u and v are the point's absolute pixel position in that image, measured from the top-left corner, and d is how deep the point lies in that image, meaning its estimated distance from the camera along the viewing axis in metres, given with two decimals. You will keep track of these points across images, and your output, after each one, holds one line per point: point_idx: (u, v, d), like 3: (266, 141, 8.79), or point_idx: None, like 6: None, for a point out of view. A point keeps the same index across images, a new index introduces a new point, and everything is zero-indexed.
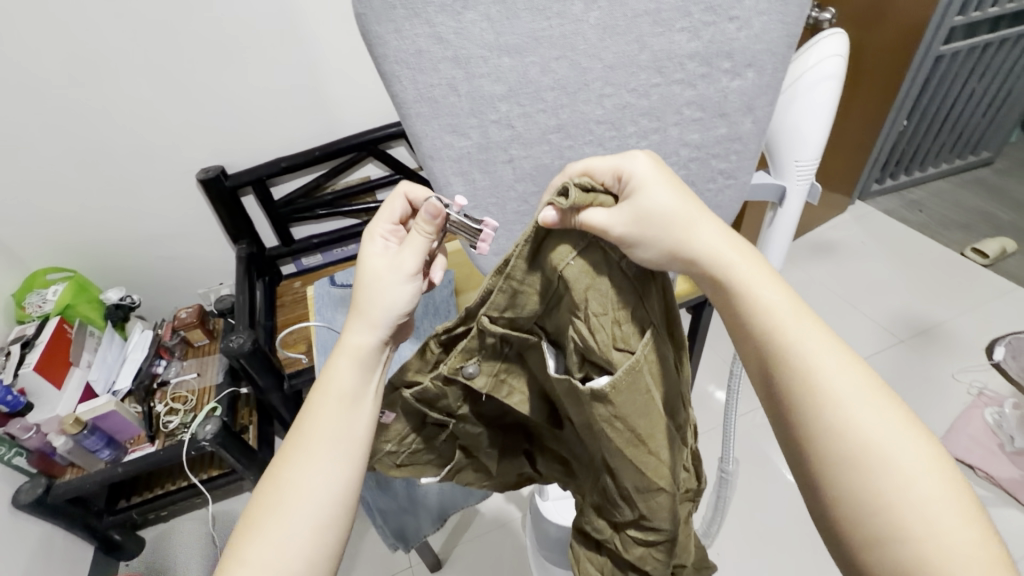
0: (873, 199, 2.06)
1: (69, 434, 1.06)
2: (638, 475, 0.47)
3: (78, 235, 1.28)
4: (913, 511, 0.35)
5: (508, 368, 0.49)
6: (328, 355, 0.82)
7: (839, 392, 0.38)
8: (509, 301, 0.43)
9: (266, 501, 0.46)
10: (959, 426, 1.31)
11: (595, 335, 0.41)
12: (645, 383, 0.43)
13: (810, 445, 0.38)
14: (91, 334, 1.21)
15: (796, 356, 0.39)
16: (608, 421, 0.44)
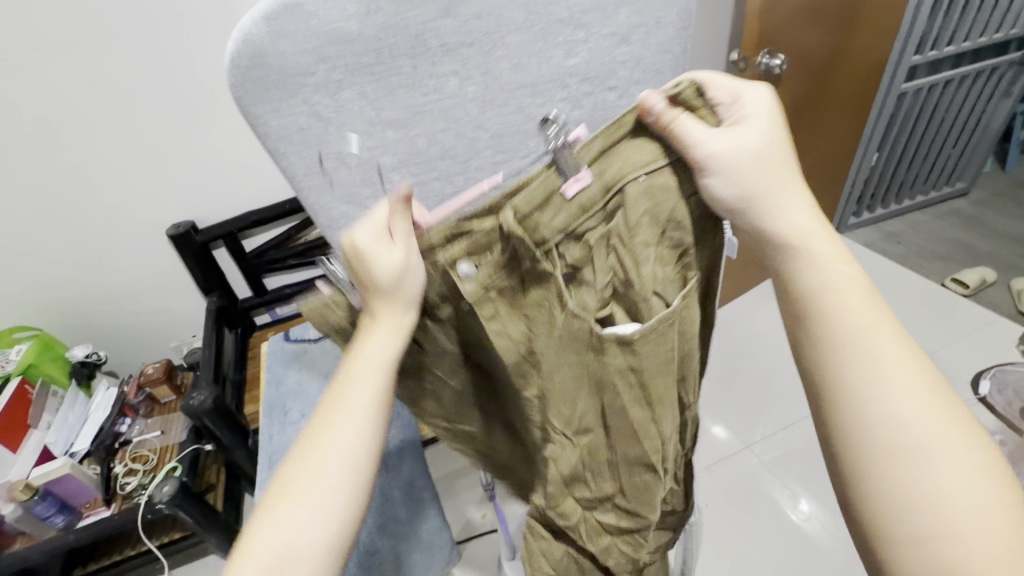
0: (850, 232, 2.07)
1: (18, 501, 1.03)
2: (562, 431, 0.52)
3: (48, 292, 1.29)
4: (950, 515, 0.36)
5: (513, 290, 0.45)
6: (271, 415, 0.79)
7: (900, 384, 0.38)
8: (540, 243, 0.42)
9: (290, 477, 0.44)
10: None
11: (559, 292, 0.44)
12: (599, 351, 0.46)
13: (857, 431, 0.39)
14: (54, 393, 1.20)
15: (858, 341, 0.40)
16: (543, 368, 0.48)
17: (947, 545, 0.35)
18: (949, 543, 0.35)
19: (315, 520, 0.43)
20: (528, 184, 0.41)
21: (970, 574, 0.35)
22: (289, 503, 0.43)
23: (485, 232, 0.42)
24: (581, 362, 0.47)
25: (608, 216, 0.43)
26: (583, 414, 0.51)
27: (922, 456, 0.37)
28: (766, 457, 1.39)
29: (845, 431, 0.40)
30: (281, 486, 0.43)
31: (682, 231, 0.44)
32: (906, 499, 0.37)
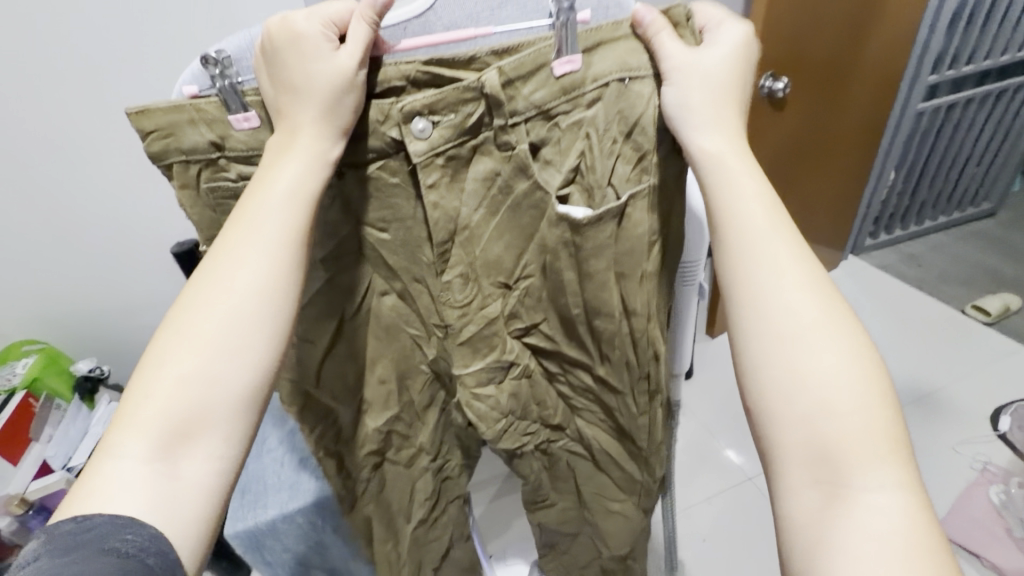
0: (867, 253, 1.98)
1: (15, 514, 1.07)
2: (487, 386, 0.54)
3: (56, 306, 1.32)
4: (832, 393, 0.40)
5: (461, 166, 0.46)
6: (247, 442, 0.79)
7: (791, 278, 0.43)
8: (511, 113, 0.43)
9: (196, 314, 0.42)
10: (961, 508, 1.22)
11: (500, 206, 0.48)
12: (524, 262, 0.51)
13: (764, 319, 0.43)
14: (57, 406, 1.22)
15: (760, 242, 0.44)
16: (481, 311, 0.51)
17: (801, 398, 0.40)
18: (800, 398, 0.40)
19: (223, 358, 0.41)
20: (516, 53, 0.42)
21: (848, 442, 0.39)
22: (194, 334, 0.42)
23: (466, 103, 0.42)
24: (540, 246, 0.50)
25: (594, 103, 0.45)
26: (535, 307, 0.54)
27: (808, 337, 0.41)
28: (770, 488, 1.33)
29: (750, 321, 0.43)
30: (179, 339, 0.42)
31: (646, 137, 0.46)
32: (793, 373, 0.41)
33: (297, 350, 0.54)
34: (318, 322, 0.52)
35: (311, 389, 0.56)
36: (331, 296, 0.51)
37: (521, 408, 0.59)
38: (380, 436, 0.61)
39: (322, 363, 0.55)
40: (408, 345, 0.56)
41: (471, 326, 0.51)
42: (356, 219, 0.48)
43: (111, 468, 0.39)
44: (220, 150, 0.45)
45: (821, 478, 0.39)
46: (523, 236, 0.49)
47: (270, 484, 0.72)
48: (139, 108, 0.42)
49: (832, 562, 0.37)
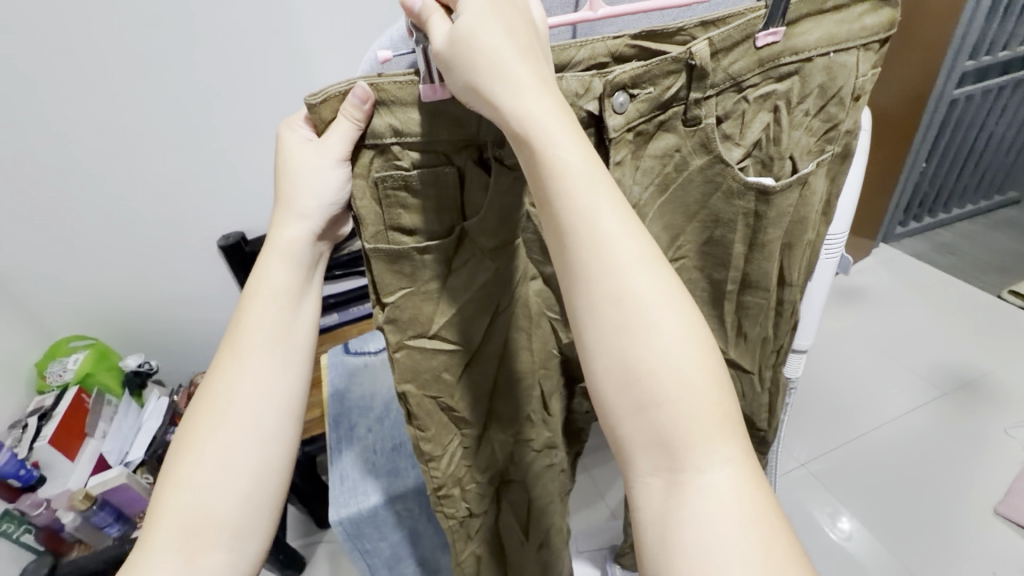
0: (898, 242, 1.98)
1: (78, 510, 1.04)
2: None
3: (104, 302, 1.30)
4: (706, 481, 0.34)
5: (645, 140, 0.44)
6: (337, 429, 0.77)
7: (659, 323, 0.36)
8: (711, 86, 0.42)
9: (205, 416, 0.46)
10: (1020, 489, 1.22)
11: (668, 186, 0.48)
12: (678, 244, 0.52)
13: (636, 386, 0.35)
14: (108, 402, 1.21)
15: (625, 278, 0.36)
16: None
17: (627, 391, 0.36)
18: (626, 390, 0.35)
19: (225, 443, 0.46)
20: (728, 25, 0.41)
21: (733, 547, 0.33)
22: (204, 436, 0.46)
23: (672, 75, 0.41)
24: (697, 226, 0.51)
25: (790, 76, 0.45)
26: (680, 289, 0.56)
27: (671, 403, 0.35)
28: (822, 475, 1.32)
29: (624, 381, 0.36)
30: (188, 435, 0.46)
31: (841, 108, 0.48)
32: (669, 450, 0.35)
33: (444, 361, 0.52)
34: (473, 319, 0.51)
35: (449, 401, 0.55)
36: (487, 292, 0.50)
37: None
38: (511, 442, 0.62)
39: (462, 371, 0.53)
40: (544, 329, 0.57)
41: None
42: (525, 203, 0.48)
43: (147, 560, 0.43)
44: (396, 135, 0.42)
45: (664, 468, 0.35)
46: (687, 215, 0.50)
47: (366, 471, 0.71)
48: (316, 94, 0.41)
49: (669, 553, 0.34)
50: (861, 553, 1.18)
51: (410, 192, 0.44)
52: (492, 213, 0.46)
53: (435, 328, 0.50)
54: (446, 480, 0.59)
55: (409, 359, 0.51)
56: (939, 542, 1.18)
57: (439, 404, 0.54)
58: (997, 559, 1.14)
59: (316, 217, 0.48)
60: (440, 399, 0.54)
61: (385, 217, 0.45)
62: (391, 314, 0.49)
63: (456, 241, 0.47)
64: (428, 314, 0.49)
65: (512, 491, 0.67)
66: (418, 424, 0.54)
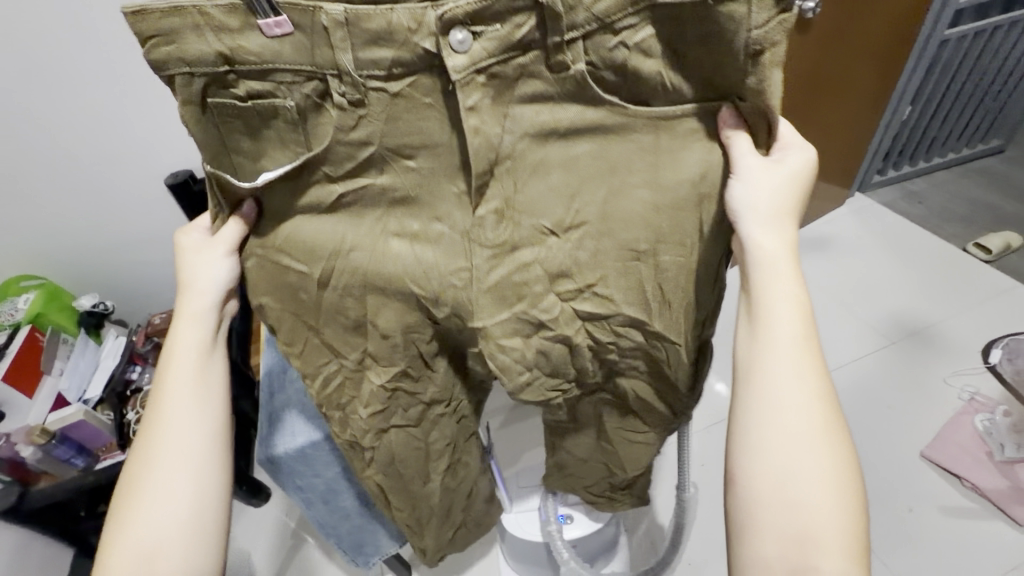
0: (873, 191, 1.95)
1: (37, 444, 1.07)
2: (514, 337, 0.53)
3: (51, 243, 1.27)
4: (802, 503, 0.45)
5: (502, 85, 0.44)
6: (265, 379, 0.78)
7: (810, 391, 0.48)
8: (570, 27, 0.42)
9: (147, 449, 0.57)
10: (948, 433, 1.28)
11: (550, 135, 0.47)
12: (575, 208, 0.49)
13: (773, 423, 0.47)
14: (64, 341, 1.22)
15: (798, 354, 0.48)
16: (514, 254, 0.51)
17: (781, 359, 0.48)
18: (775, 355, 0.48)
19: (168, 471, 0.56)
20: None
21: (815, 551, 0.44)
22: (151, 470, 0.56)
23: (522, 17, 0.41)
24: (580, 186, 0.49)
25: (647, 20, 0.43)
26: (590, 264, 0.51)
27: (796, 442, 0.47)
28: None
29: (765, 415, 0.48)
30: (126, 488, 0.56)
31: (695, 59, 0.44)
32: (782, 474, 0.46)
33: (298, 275, 0.53)
34: (326, 244, 0.52)
35: (326, 326, 0.56)
36: (342, 224, 0.51)
37: (549, 367, 0.56)
38: (386, 394, 0.60)
39: (324, 287, 0.53)
40: (415, 304, 0.54)
41: (499, 270, 0.51)
42: (378, 146, 0.46)
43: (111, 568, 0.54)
44: (229, 65, 0.43)
45: (776, 486, 0.47)
46: (575, 175, 0.48)
47: (280, 421, 0.73)
48: (134, 9, 0.40)
49: (754, 539, 0.46)
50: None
51: (249, 121, 0.45)
52: (338, 148, 0.46)
53: (280, 241, 0.52)
54: (321, 399, 0.61)
55: (274, 275, 0.54)
56: (868, 481, 1.23)
57: (303, 322, 0.56)
58: (917, 496, 1.21)
59: (214, 290, 0.58)
60: (325, 332, 0.55)
61: (228, 145, 0.47)
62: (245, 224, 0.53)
63: (297, 170, 0.48)
64: (278, 223, 0.52)
65: (389, 446, 0.65)
66: (285, 337, 0.58)
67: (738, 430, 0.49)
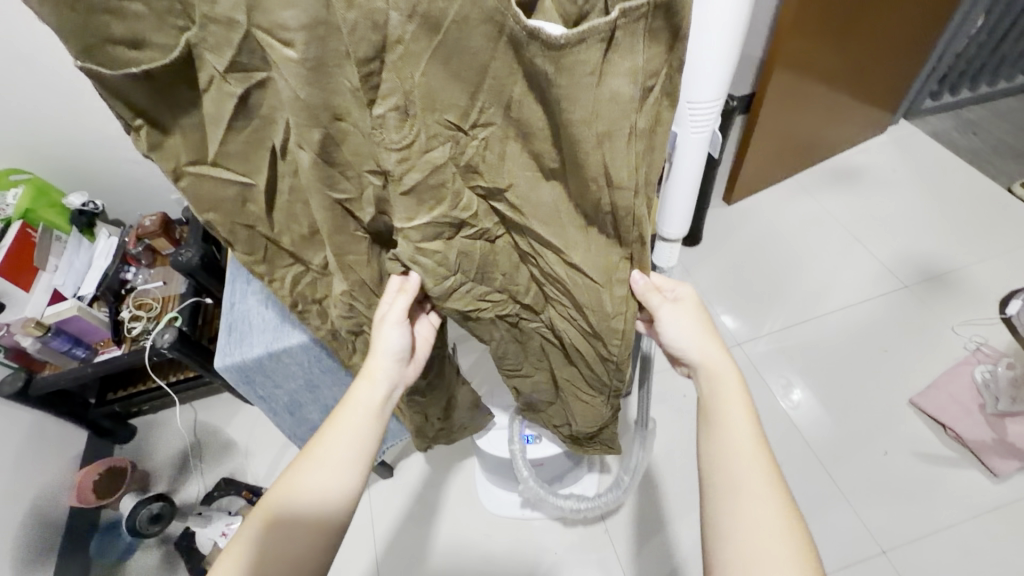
0: (920, 118, 1.75)
1: (34, 336, 1.12)
2: (433, 240, 0.51)
3: (30, 136, 1.24)
4: None
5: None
6: (227, 297, 0.75)
7: (762, 488, 0.47)
8: None
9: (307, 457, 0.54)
10: (942, 382, 1.25)
11: (440, 24, 0.37)
12: (480, 106, 0.42)
13: (739, 525, 0.46)
14: (58, 238, 1.23)
15: (750, 452, 0.49)
16: (425, 156, 0.45)
17: (730, 454, 0.49)
18: (728, 452, 0.49)
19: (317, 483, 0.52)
20: None
21: None
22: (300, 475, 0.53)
23: None
24: (492, 86, 0.41)
25: None
26: (498, 165, 0.47)
27: (759, 541, 0.44)
28: (759, 355, 1.34)
29: (727, 518, 0.46)
30: (297, 455, 0.54)
31: None
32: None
33: (238, 188, 0.50)
34: (249, 151, 0.47)
35: (268, 231, 0.55)
36: (251, 126, 0.46)
37: (475, 269, 0.56)
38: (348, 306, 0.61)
39: (269, 205, 0.52)
40: (340, 214, 0.52)
41: (412, 175, 0.46)
42: (248, 24, 0.38)
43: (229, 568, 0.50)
44: None
45: None
46: (476, 71, 0.40)
47: (254, 324, 0.72)
48: None
49: None
50: (802, 419, 1.24)
51: None
52: (212, 27, 0.39)
53: (211, 157, 0.47)
54: (300, 297, 0.63)
55: (198, 189, 0.49)
56: (846, 424, 1.23)
57: (258, 232, 0.55)
58: (896, 440, 1.20)
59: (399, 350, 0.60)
60: (255, 227, 0.54)
61: (91, 30, 0.37)
62: (152, 140, 0.44)
63: (186, 58, 0.40)
64: (197, 136, 0.46)
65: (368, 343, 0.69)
66: (244, 248, 0.56)
67: (721, 543, 0.46)
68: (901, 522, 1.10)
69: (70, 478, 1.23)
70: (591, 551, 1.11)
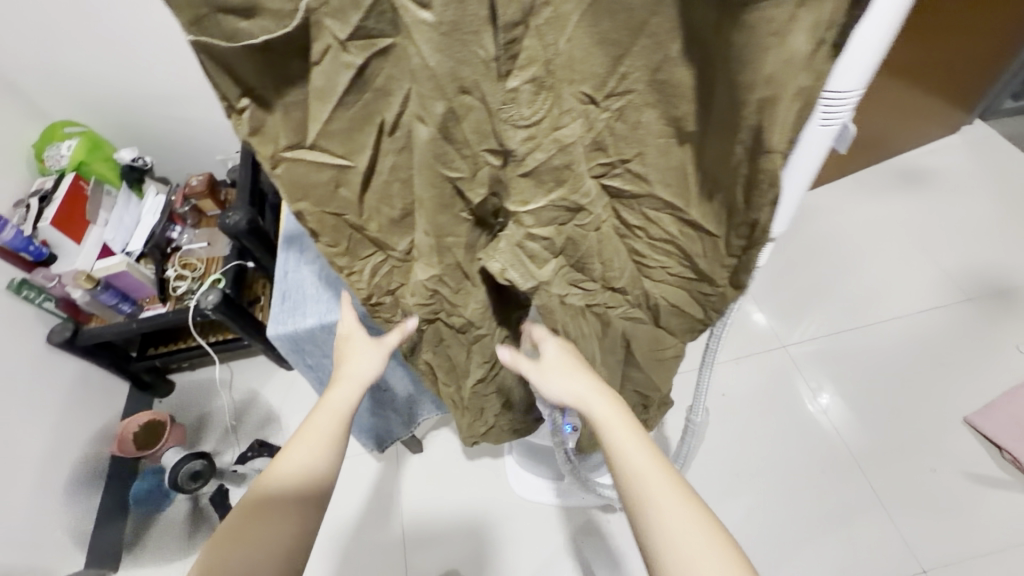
0: (999, 121, 1.63)
1: (84, 288, 1.14)
2: (547, 225, 0.44)
3: (92, 90, 1.27)
4: None
5: None
6: (280, 271, 0.74)
7: (663, 490, 0.46)
8: None
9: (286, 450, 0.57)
10: (1002, 402, 1.18)
11: None
12: (623, 72, 0.37)
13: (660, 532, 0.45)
14: (108, 193, 1.23)
15: (641, 458, 0.48)
16: (554, 134, 0.39)
17: (633, 476, 0.48)
18: (626, 460, 0.48)
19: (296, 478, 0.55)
20: None
21: None
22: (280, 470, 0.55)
23: None
24: (647, 44, 0.35)
25: None
26: (630, 136, 0.40)
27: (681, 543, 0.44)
28: (803, 358, 1.30)
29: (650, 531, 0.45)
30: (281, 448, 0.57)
31: None
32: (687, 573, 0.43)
33: (332, 172, 0.40)
34: (354, 130, 0.38)
35: (356, 219, 0.45)
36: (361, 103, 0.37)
37: (579, 256, 0.47)
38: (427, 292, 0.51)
39: (363, 191, 0.43)
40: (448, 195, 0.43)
41: (537, 155, 0.39)
42: None
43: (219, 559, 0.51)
44: None
45: None
46: (626, 26, 0.35)
47: (309, 295, 0.71)
48: None
49: None
50: (829, 425, 1.21)
51: None
52: None
53: (310, 138, 0.38)
54: (372, 289, 0.53)
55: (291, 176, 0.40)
56: (895, 434, 1.18)
57: (344, 221, 0.45)
58: (946, 458, 1.15)
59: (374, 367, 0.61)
60: (344, 215, 0.44)
61: None
62: (253, 123, 0.37)
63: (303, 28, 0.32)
64: (300, 114, 0.37)
65: (439, 332, 0.59)
66: (328, 240, 0.47)
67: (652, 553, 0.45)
68: (935, 541, 1.07)
69: (110, 428, 1.27)
70: (612, 543, 1.10)
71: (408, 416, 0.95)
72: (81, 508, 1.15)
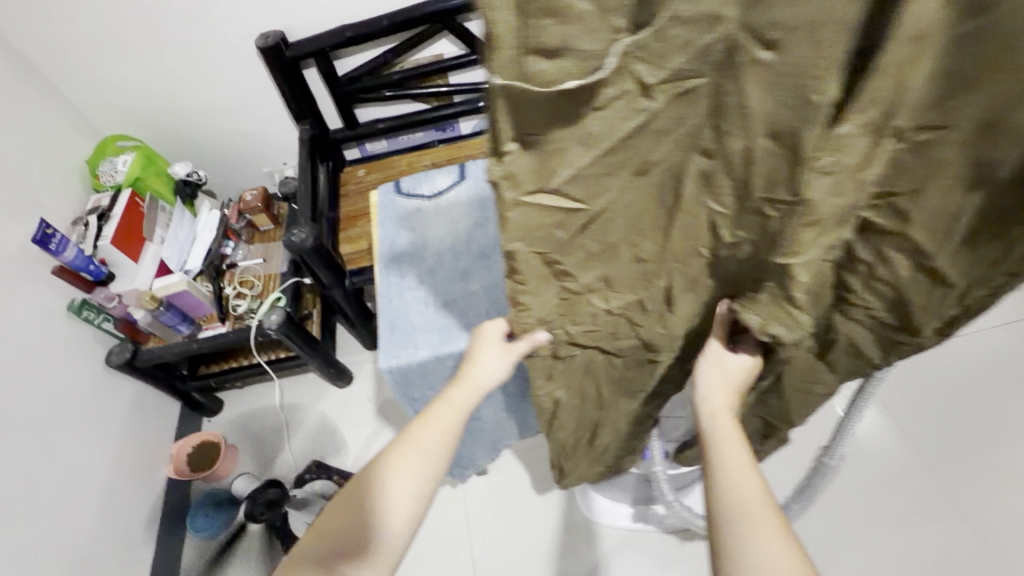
0: None
1: (147, 309, 1.12)
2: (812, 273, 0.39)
3: (144, 104, 1.24)
4: None
5: None
6: (384, 299, 0.71)
7: (762, 521, 0.42)
8: None
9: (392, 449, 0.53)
10: None
11: None
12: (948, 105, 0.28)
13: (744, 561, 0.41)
14: (162, 209, 1.20)
15: (751, 487, 0.44)
16: (858, 173, 0.32)
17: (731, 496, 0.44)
18: (727, 484, 0.45)
19: (403, 489, 0.51)
20: None
21: None
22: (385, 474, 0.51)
23: None
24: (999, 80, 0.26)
25: None
26: (918, 170, 0.32)
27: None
28: None
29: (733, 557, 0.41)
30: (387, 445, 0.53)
31: None
32: None
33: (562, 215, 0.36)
34: (598, 179, 0.34)
35: (555, 254, 0.40)
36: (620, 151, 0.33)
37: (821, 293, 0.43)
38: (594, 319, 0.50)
39: (579, 232, 0.38)
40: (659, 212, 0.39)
41: (836, 200, 0.33)
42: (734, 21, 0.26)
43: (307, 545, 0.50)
44: None
45: None
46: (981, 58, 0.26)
47: (418, 324, 0.68)
48: None
49: None
50: None
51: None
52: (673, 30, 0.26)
53: (555, 183, 0.33)
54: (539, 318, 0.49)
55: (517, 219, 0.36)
56: None
57: (543, 266, 0.41)
58: None
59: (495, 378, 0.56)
60: (546, 257, 0.40)
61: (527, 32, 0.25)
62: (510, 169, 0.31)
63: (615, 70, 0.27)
64: (547, 165, 0.32)
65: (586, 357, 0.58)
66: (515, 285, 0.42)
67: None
68: None
69: (164, 450, 1.24)
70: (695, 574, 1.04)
71: (493, 444, 0.92)
72: (140, 534, 1.12)
